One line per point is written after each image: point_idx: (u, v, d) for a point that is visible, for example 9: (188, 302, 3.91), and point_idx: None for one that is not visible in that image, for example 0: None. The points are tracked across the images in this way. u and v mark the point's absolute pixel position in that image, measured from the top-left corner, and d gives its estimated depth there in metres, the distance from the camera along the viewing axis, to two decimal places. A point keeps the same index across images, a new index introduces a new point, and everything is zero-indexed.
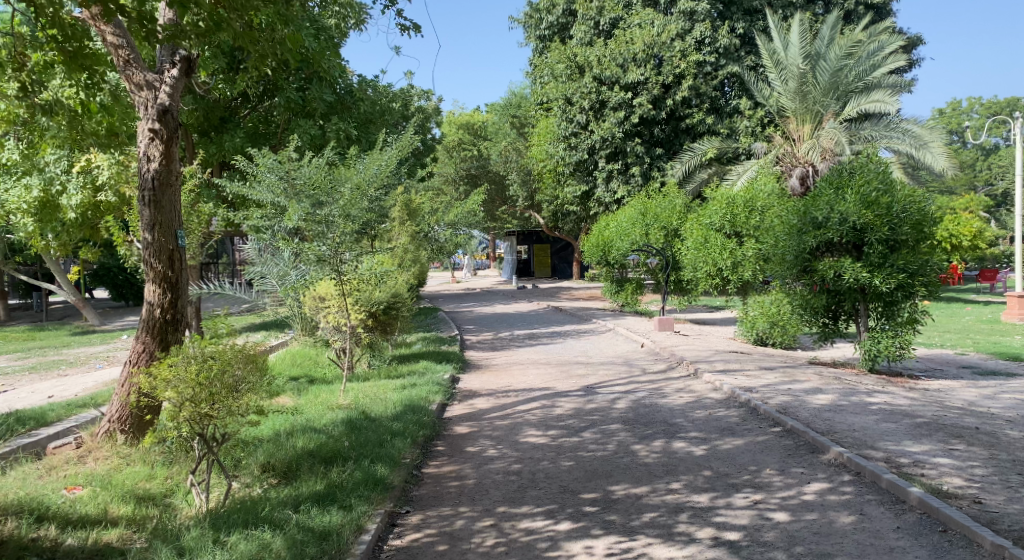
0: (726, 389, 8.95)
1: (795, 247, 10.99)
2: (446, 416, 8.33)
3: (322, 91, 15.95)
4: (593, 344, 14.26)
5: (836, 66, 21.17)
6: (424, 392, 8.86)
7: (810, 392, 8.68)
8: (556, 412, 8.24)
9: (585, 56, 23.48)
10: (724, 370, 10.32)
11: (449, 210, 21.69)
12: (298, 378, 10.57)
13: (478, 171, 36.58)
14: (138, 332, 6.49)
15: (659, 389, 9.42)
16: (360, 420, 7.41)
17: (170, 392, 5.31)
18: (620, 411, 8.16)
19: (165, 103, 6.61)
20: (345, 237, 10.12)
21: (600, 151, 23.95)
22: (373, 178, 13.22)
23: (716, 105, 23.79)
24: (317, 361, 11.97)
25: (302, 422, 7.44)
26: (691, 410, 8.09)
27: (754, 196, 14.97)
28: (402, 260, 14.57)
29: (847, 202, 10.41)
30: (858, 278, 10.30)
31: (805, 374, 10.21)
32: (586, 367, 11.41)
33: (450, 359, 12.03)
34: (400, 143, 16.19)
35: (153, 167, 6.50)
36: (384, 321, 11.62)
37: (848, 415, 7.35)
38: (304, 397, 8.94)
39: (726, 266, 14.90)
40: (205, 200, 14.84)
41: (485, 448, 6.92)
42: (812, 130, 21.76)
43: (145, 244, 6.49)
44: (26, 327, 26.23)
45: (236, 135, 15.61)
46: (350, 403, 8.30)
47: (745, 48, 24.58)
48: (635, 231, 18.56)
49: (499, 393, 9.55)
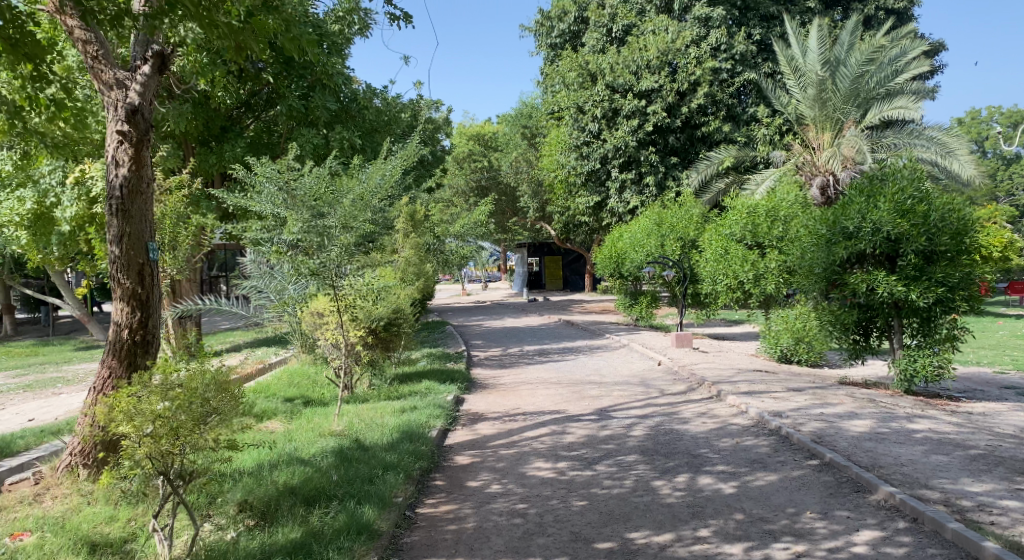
0: (753, 415, 8.23)
1: (823, 259, 10.32)
2: (447, 443, 7.67)
3: (326, 99, 15.36)
4: (606, 362, 13.54)
5: (856, 73, 20.57)
6: (424, 416, 8.20)
7: (844, 418, 7.94)
8: (567, 440, 7.55)
9: (597, 63, 22.92)
10: (749, 391, 9.59)
11: (457, 222, 21.11)
12: (293, 399, 9.92)
13: (489, 182, 36.03)
14: (104, 355, 5.91)
15: (679, 413, 8.71)
16: (351, 449, 6.78)
17: (127, 427, 4.68)
18: (637, 440, 7.47)
19: (135, 102, 6.01)
20: (344, 251, 9.49)
21: (613, 161, 23.27)
22: (376, 189, 12.65)
23: (733, 113, 23.12)
24: (316, 380, 11.34)
25: (288, 452, 6.81)
26: (715, 439, 7.38)
27: (776, 205, 14.25)
28: (407, 274, 13.95)
29: (880, 211, 9.68)
30: (892, 292, 9.58)
31: (837, 396, 9.45)
32: (600, 388, 10.71)
33: (455, 379, 11.32)
34: (407, 152, 15.60)
35: (122, 174, 5.91)
36: (386, 338, 10.99)
37: (892, 445, 6.62)
38: (296, 421, 8.30)
39: (747, 278, 14.13)
40: (204, 211, 14.31)
41: (488, 483, 6.24)
42: (832, 138, 21.04)
43: (113, 258, 5.90)
44: (31, 342, 25.79)
45: (237, 145, 15.07)
46: (343, 429, 7.65)
47: (762, 54, 23.92)
48: (650, 242, 17.84)
49: (506, 416, 8.86)
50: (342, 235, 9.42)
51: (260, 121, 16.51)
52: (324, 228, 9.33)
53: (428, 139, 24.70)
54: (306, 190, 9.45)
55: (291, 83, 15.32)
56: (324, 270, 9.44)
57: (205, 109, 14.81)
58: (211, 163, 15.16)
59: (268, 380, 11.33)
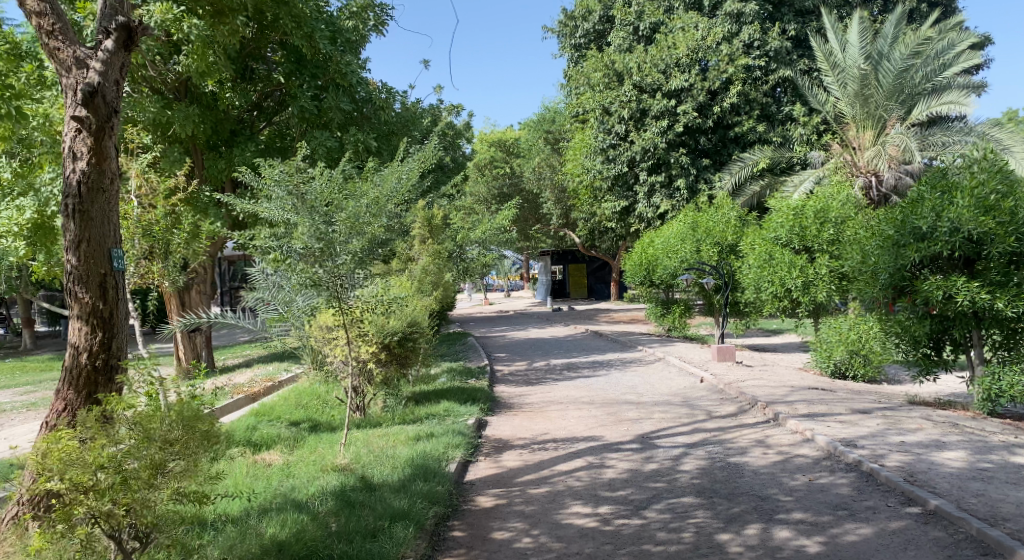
0: (821, 444, 7.13)
1: (891, 263, 9.17)
2: (468, 479, 6.67)
3: (339, 99, 14.21)
4: (642, 378, 12.40)
5: (901, 67, 19.40)
6: (442, 446, 7.18)
7: (932, 449, 6.81)
8: (607, 476, 6.49)
9: (623, 62, 21.90)
10: (810, 414, 8.47)
11: (478, 227, 20.13)
12: (298, 423, 8.92)
13: (511, 189, 35.09)
14: (60, 383, 4.90)
15: (734, 441, 7.61)
16: (355, 491, 5.78)
17: (60, 483, 3.68)
18: (690, 476, 6.41)
19: (95, 82, 4.97)
20: (352, 260, 8.46)
21: (641, 163, 22.07)
22: (393, 193, 11.77)
23: (767, 112, 21.88)
24: (326, 401, 10.33)
25: (282, 494, 5.83)
26: (783, 475, 6.29)
27: (826, 205, 13.27)
28: (424, 283, 12.93)
29: (960, 207, 8.50)
30: (974, 300, 8.45)
31: (913, 420, 8.28)
32: (639, 408, 9.63)
33: (477, 398, 10.28)
34: (426, 154, 14.62)
35: (80, 168, 4.91)
36: (400, 354, 9.97)
37: (1003, 486, 5.50)
38: (298, 452, 7.32)
39: (795, 286, 12.95)
40: (211, 218, 13.41)
41: (517, 536, 5.23)
42: (874, 137, 19.89)
43: (69, 268, 4.90)
44: (48, 357, 25.14)
45: (247, 149, 13.78)
46: (348, 462, 6.64)
47: (798, 51, 22.68)
48: (685, 247, 16.73)
49: (535, 444, 7.81)
50: (353, 242, 8.38)
51: (273, 125, 15.47)
52: (332, 232, 8.26)
53: (449, 144, 23.72)
54: (317, 194, 8.17)
55: (301, 84, 14.21)
56: (329, 282, 8.41)
57: (212, 110, 13.83)
58: (220, 169, 13.94)
59: (273, 400, 10.31)
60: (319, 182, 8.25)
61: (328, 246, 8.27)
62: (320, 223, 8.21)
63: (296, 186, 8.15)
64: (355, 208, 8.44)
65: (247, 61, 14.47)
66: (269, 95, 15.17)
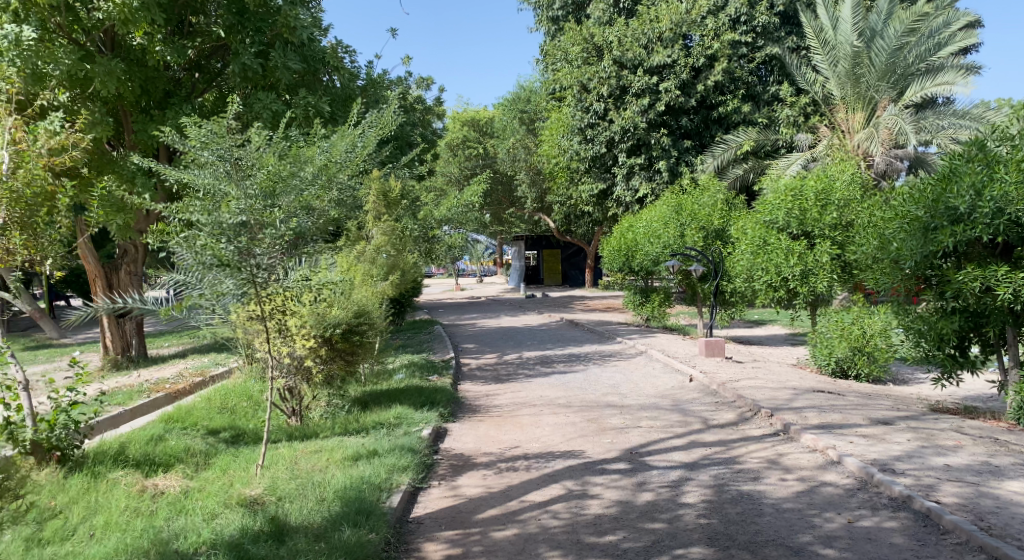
0: (851, 467, 5.84)
1: (915, 248, 7.94)
2: (416, 514, 5.24)
3: (287, 57, 12.43)
4: (623, 375, 11.06)
5: (895, 45, 17.99)
6: (385, 468, 5.75)
7: (991, 476, 5.54)
8: (591, 513, 5.10)
9: (603, 36, 20.36)
10: (827, 425, 7.19)
11: (443, 206, 18.53)
12: (218, 433, 7.42)
13: (483, 170, 33.47)
14: None
15: (741, 461, 6.29)
16: (257, 542, 4.31)
17: None
18: (697, 510, 5.08)
19: None
20: (285, 241, 6.85)
21: (620, 144, 20.65)
22: (341, 163, 10.19)
23: (753, 92, 20.58)
24: (256, 402, 8.80)
25: (163, 542, 4.35)
26: (812, 513, 4.95)
27: (827, 186, 12.02)
28: (376, 266, 11.40)
29: (1005, 184, 7.22)
30: (1018, 292, 7.23)
31: (949, 434, 7.00)
32: (624, 414, 8.29)
33: (435, 400, 8.83)
34: (382, 122, 13.07)
35: None
36: (345, 350, 8.51)
37: None
38: (202, 476, 5.81)
39: (792, 275, 11.73)
40: (135, 188, 11.67)
41: None
42: (865, 119, 18.65)
43: None
44: None
45: (181, 108, 12.15)
46: (260, 493, 5.17)
47: (785, 27, 21.27)
48: (667, 232, 15.31)
49: (503, 463, 6.41)
50: (287, 217, 6.76)
51: (214, 88, 13.81)
52: (270, 209, 6.61)
53: (416, 119, 22.07)
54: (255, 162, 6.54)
55: (243, 38, 12.54)
56: (246, 265, 6.56)
57: (140, 67, 12.10)
58: (149, 134, 12.09)
59: (193, 403, 8.69)
60: (256, 144, 6.68)
61: (264, 221, 6.56)
62: (256, 194, 6.53)
63: (229, 149, 6.47)
64: (297, 181, 6.90)
65: (184, 14, 12.96)
66: (210, 54, 13.55)
